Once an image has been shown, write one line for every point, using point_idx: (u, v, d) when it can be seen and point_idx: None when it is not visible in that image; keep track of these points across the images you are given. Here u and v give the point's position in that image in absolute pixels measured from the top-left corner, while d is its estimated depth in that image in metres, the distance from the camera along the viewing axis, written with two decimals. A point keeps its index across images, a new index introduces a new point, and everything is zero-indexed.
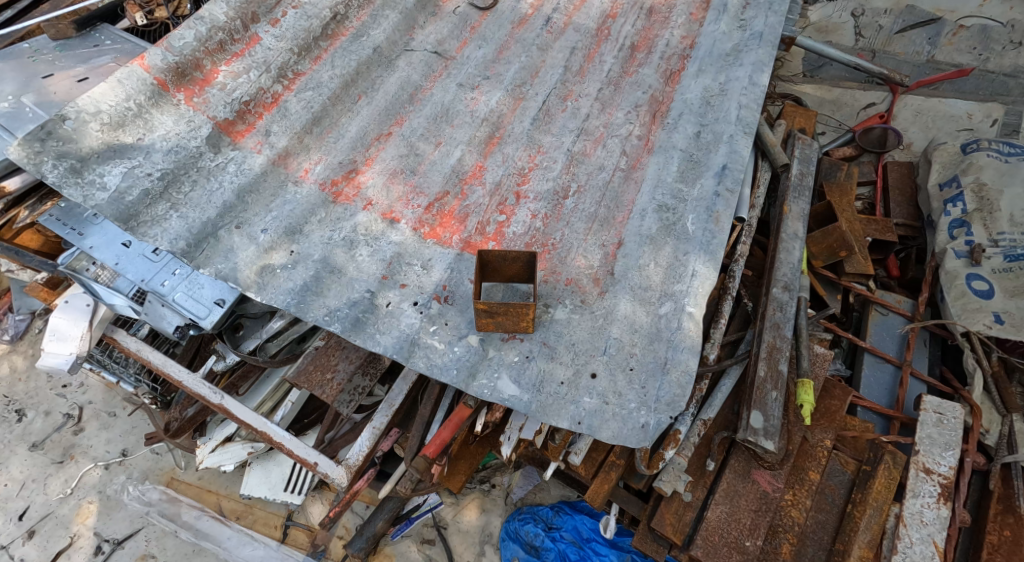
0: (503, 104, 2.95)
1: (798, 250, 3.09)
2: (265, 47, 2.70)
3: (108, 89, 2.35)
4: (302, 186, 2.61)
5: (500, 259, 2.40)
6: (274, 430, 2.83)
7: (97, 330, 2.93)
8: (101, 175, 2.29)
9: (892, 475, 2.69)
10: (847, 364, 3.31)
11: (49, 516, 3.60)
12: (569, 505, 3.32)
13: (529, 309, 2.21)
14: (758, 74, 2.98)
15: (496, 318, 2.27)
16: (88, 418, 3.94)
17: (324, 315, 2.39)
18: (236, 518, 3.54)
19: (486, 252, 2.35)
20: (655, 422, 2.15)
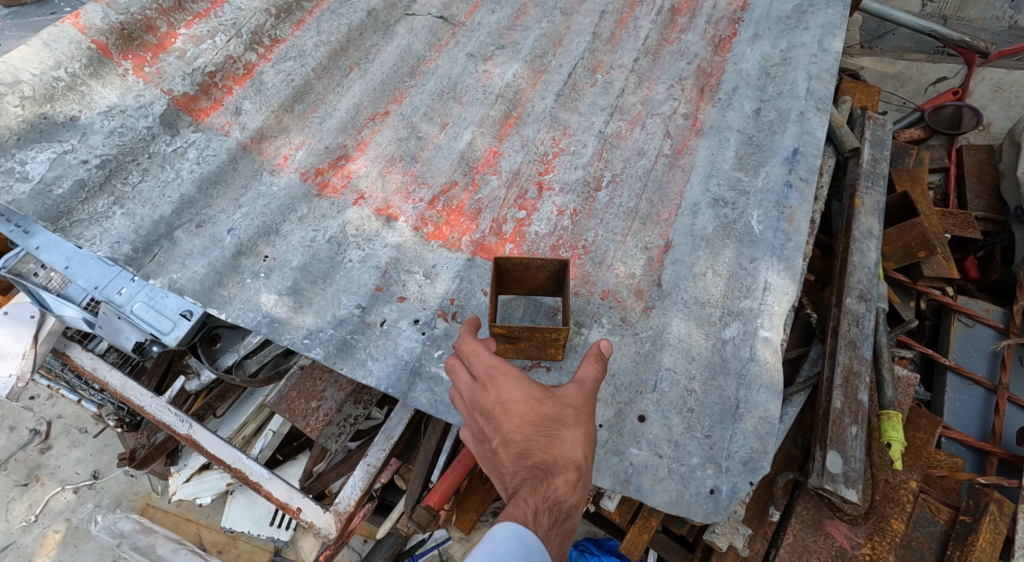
0: (521, 77, 2.45)
1: (874, 251, 2.54)
2: (235, 6, 2.19)
3: (30, 54, 1.85)
4: (280, 176, 2.13)
5: (521, 267, 1.92)
6: (249, 467, 2.31)
7: (45, 346, 2.43)
8: (22, 163, 1.80)
9: (998, 529, 2.23)
10: (925, 384, 2.86)
11: (11, 547, 3.06)
12: (595, 544, 2.78)
13: (559, 334, 1.76)
14: (829, 38, 2.35)
15: (517, 343, 1.81)
16: (57, 434, 3.39)
17: (302, 337, 1.93)
18: (217, 552, 3.05)
19: (504, 259, 1.88)
20: (728, 488, 1.72)
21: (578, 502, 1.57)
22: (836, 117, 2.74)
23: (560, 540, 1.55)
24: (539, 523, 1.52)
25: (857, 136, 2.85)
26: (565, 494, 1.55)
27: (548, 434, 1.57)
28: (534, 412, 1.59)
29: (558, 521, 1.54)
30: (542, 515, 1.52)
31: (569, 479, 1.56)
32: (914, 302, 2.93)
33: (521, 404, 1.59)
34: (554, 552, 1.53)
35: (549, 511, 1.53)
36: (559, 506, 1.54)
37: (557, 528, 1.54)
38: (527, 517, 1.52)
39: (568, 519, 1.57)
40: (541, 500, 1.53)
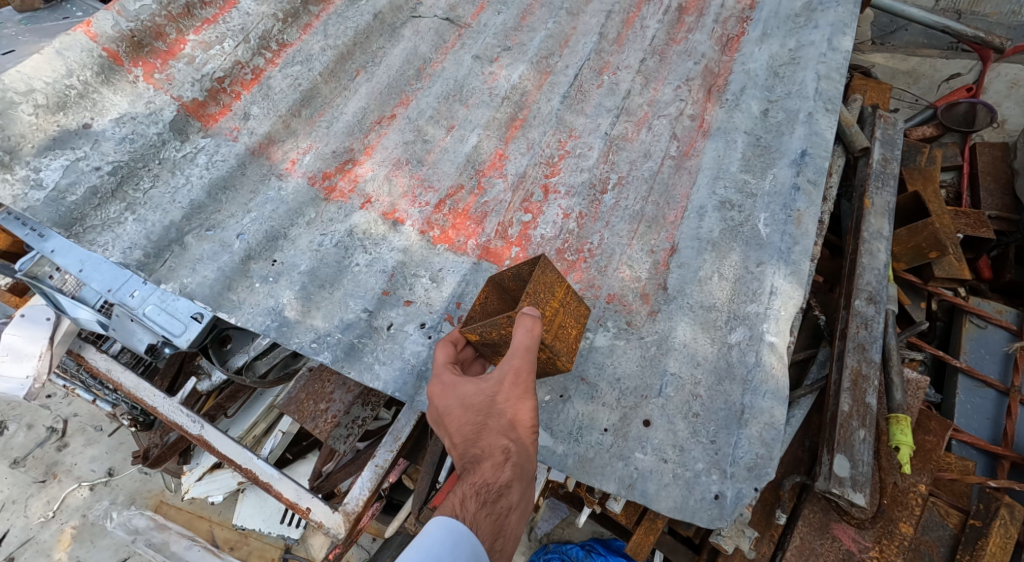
0: (527, 79, 2.44)
1: (883, 252, 2.51)
2: (243, 11, 2.20)
3: (42, 63, 1.87)
4: (288, 181, 2.15)
5: (514, 275, 1.91)
6: (259, 467, 2.31)
7: (60, 348, 2.44)
8: (36, 170, 1.82)
9: (1010, 534, 2.20)
10: (936, 386, 2.84)
11: (30, 542, 3.13)
12: (602, 544, 2.88)
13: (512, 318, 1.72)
14: (839, 36, 2.32)
15: (503, 347, 1.85)
16: (73, 432, 3.44)
17: (310, 341, 1.94)
18: (229, 548, 3.11)
19: (504, 279, 1.94)
20: (733, 494, 1.72)
21: (512, 484, 1.67)
22: (845, 116, 2.67)
23: (494, 522, 1.65)
24: (468, 507, 1.65)
25: (867, 136, 2.81)
26: (492, 476, 1.67)
27: (477, 425, 1.72)
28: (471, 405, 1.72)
29: (489, 505, 1.66)
30: (472, 500, 1.66)
31: (496, 463, 1.68)
32: (925, 303, 2.90)
33: (462, 400, 1.72)
34: (490, 533, 1.64)
35: (479, 495, 1.66)
36: (490, 491, 1.67)
37: (488, 510, 1.66)
38: (456, 506, 1.66)
39: (503, 499, 1.68)
40: (472, 486, 1.67)
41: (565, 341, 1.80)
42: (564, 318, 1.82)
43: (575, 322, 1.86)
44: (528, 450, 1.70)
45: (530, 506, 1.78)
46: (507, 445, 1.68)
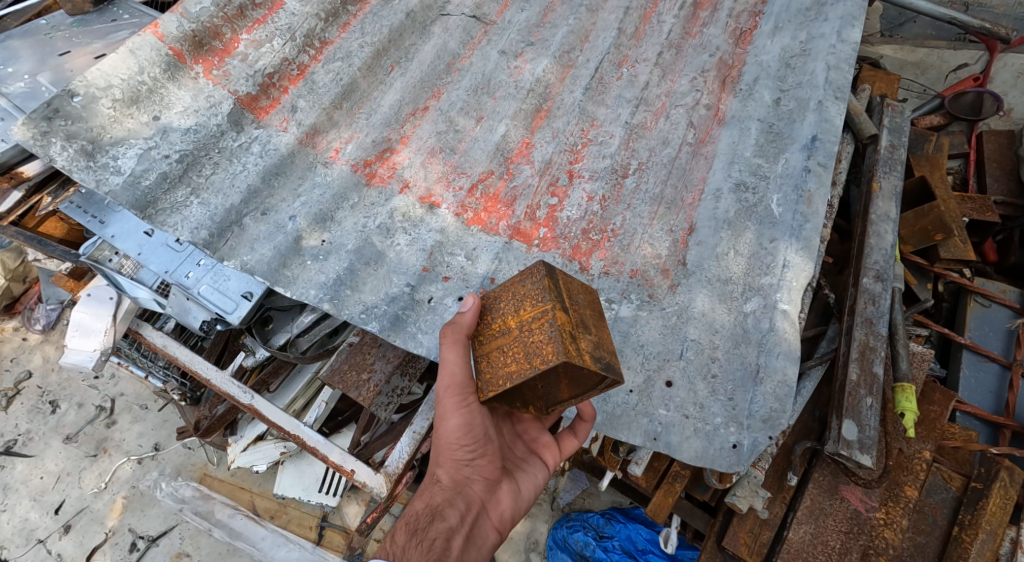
0: (550, 73, 2.60)
1: (890, 234, 2.65)
2: (290, 12, 2.38)
3: (119, 62, 2.09)
4: (333, 168, 2.33)
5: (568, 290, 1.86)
6: (307, 433, 2.55)
7: (123, 325, 2.68)
8: (115, 158, 2.04)
9: (1008, 496, 2.36)
10: (941, 362, 2.99)
11: (84, 511, 3.32)
12: (622, 513, 3.07)
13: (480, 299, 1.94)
14: (848, 28, 2.45)
15: None
16: (120, 410, 3.62)
17: (360, 311, 2.14)
18: (270, 517, 3.30)
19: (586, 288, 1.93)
20: (748, 443, 1.91)
21: (444, 507, 1.93)
22: (855, 105, 2.80)
23: (428, 551, 1.81)
24: (400, 539, 1.85)
25: (875, 124, 2.92)
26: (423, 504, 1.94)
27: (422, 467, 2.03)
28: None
29: (421, 533, 1.86)
30: (405, 534, 1.87)
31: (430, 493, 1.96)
32: (931, 284, 3.03)
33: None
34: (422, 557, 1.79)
35: (411, 526, 1.88)
36: (423, 519, 1.91)
37: (418, 539, 1.84)
38: (391, 544, 1.84)
39: (438, 527, 1.89)
40: (407, 518, 1.92)
41: (496, 366, 1.80)
42: (507, 352, 1.79)
43: (519, 363, 1.75)
44: (459, 476, 2.00)
45: (477, 537, 1.95)
46: (440, 475, 1.99)
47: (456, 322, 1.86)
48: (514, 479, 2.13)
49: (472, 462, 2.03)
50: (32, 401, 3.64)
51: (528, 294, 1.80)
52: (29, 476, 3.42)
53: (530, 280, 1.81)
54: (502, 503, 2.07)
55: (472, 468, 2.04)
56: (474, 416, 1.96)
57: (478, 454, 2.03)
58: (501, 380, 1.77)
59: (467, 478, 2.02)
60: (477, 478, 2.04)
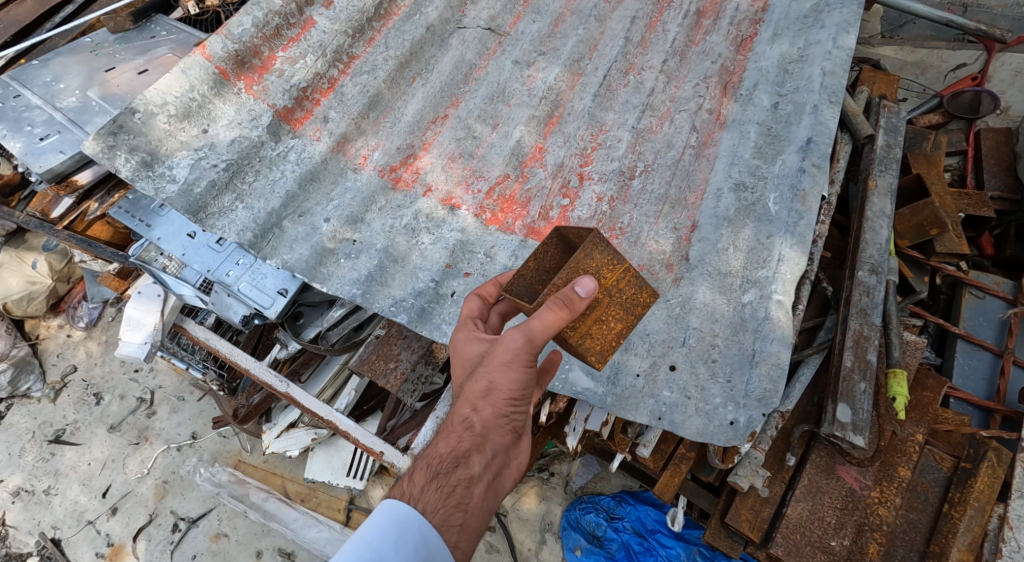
0: (561, 81, 2.77)
1: (885, 229, 2.78)
2: (321, 30, 2.58)
3: (172, 80, 2.31)
4: (361, 173, 2.53)
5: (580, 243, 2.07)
6: (338, 418, 2.76)
7: (170, 319, 2.92)
8: (170, 168, 2.29)
9: (995, 474, 2.55)
10: (937, 352, 3.18)
11: (129, 494, 3.56)
12: (631, 495, 3.23)
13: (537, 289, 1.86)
14: (843, 35, 2.58)
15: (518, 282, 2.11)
16: (159, 401, 3.85)
17: (389, 305, 2.36)
18: (301, 500, 3.52)
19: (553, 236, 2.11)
20: (744, 419, 2.10)
21: (469, 453, 1.92)
22: (851, 106, 2.96)
23: (446, 498, 1.87)
24: (420, 479, 1.91)
25: (872, 124, 3.04)
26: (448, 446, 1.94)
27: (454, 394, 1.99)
28: (458, 370, 2.00)
29: (443, 476, 1.90)
30: (426, 474, 1.91)
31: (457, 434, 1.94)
32: (928, 277, 3.17)
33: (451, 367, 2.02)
34: (436, 501, 1.87)
35: (434, 469, 1.92)
36: (446, 463, 1.92)
37: (439, 483, 1.89)
38: (412, 483, 1.91)
39: (461, 473, 1.91)
40: (429, 458, 1.94)
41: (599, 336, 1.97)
42: (610, 317, 1.97)
43: (622, 320, 2.00)
44: (492, 422, 1.95)
45: (497, 483, 1.98)
46: (472, 419, 1.94)
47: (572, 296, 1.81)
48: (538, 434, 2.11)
49: (511, 413, 1.97)
50: (78, 393, 3.89)
51: (604, 262, 1.93)
52: (78, 462, 3.67)
53: (597, 249, 1.92)
54: (523, 453, 2.07)
55: (509, 417, 1.97)
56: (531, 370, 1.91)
57: (519, 408, 1.98)
58: (611, 342, 2.00)
59: (500, 426, 1.97)
60: (509, 429, 1.99)
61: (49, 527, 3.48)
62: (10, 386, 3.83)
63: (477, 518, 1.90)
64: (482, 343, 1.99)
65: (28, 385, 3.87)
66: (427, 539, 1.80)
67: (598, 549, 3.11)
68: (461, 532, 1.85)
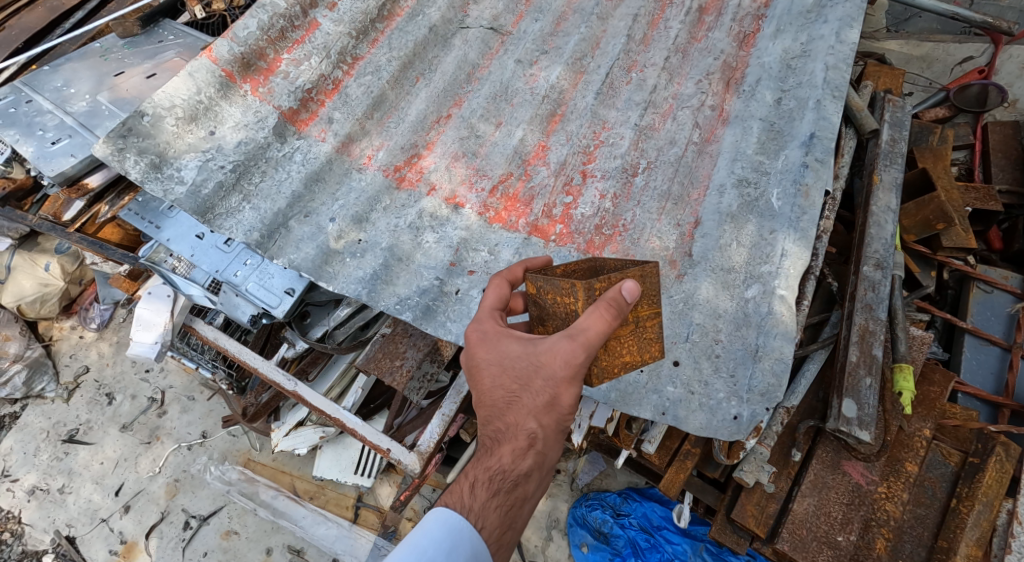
0: (564, 79, 2.78)
1: (890, 224, 2.77)
2: (325, 32, 2.61)
3: (180, 83, 2.36)
4: (366, 173, 2.56)
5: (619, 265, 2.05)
6: (345, 416, 2.79)
7: (179, 319, 2.97)
8: (179, 170, 2.32)
9: (1003, 468, 2.56)
10: (944, 347, 3.17)
11: (142, 492, 3.61)
12: (637, 492, 3.23)
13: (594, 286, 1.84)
14: (846, 30, 2.58)
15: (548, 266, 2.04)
16: (169, 401, 3.90)
17: (394, 303, 2.38)
18: (309, 498, 3.56)
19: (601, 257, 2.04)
20: (747, 414, 2.13)
21: (531, 473, 1.97)
22: (855, 101, 2.87)
23: (502, 517, 1.93)
24: (481, 495, 1.94)
25: (876, 118, 3.02)
26: (508, 460, 1.96)
27: (507, 401, 1.98)
28: (506, 375, 1.98)
29: (503, 495, 1.94)
30: (487, 490, 1.94)
31: (518, 451, 1.96)
32: (935, 271, 3.17)
33: (491, 368, 1.99)
34: (495, 518, 1.92)
35: (497, 486, 1.95)
36: (509, 480, 1.95)
37: (499, 501, 1.94)
38: (473, 495, 1.94)
39: (520, 490, 1.97)
40: (491, 473, 1.96)
41: (609, 358, 1.98)
42: (625, 348, 1.98)
43: (631, 354, 2.00)
44: (551, 440, 1.99)
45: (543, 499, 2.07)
46: (533, 435, 1.97)
47: (620, 307, 1.82)
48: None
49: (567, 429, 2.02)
50: (90, 393, 3.94)
51: (650, 294, 1.94)
52: (91, 461, 3.72)
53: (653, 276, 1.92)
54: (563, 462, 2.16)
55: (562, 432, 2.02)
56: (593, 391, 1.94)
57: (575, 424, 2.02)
58: (615, 367, 2.00)
59: (556, 443, 2.01)
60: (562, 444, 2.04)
61: (64, 525, 3.54)
62: (25, 387, 3.88)
63: (522, 531, 2.00)
64: (522, 345, 1.97)
65: (41, 385, 3.93)
66: (477, 556, 1.87)
67: (604, 545, 3.13)
68: (506, 548, 1.96)
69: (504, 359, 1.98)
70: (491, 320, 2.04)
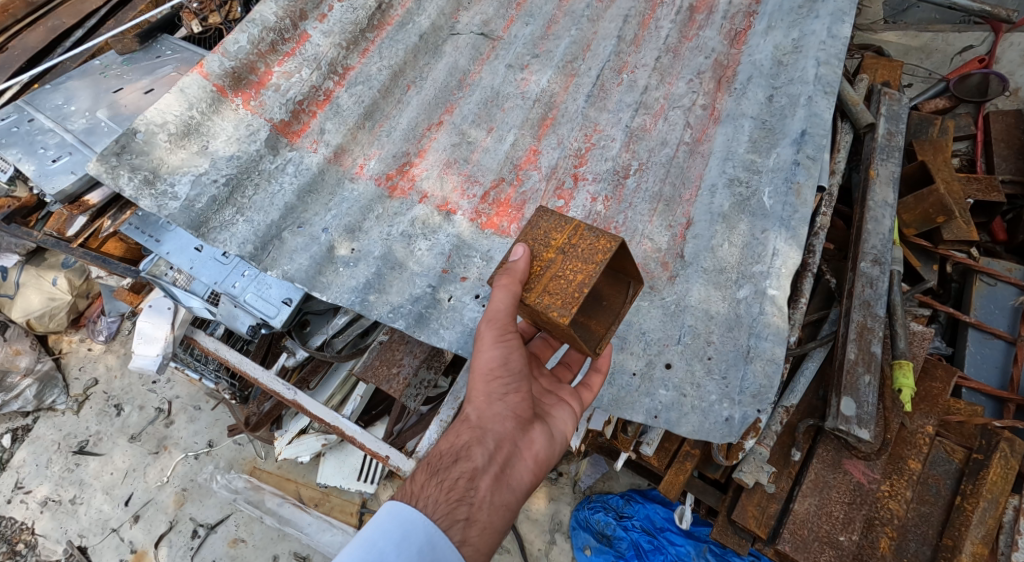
0: (554, 83, 2.78)
1: (888, 219, 2.74)
2: (315, 44, 2.64)
3: (172, 101, 2.39)
4: (358, 183, 2.58)
5: None
6: (345, 424, 2.82)
7: (180, 332, 3.02)
8: (172, 186, 2.35)
9: (1008, 465, 2.53)
10: (947, 341, 3.15)
11: (151, 502, 3.65)
12: (640, 494, 3.23)
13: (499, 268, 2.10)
14: (837, 25, 2.55)
15: None
16: (176, 410, 3.95)
17: (387, 312, 2.40)
18: (315, 505, 3.58)
19: None
20: (740, 416, 2.13)
21: (471, 447, 2.03)
22: (851, 95, 2.85)
23: (447, 492, 1.95)
24: (422, 479, 2.00)
25: (872, 113, 2.98)
26: (446, 443, 2.06)
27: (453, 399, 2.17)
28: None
29: (443, 472, 1.99)
30: (426, 474, 2.01)
31: (456, 431, 2.07)
32: (937, 265, 3.14)
33: None
34: (436, 496, 1.95)
35: (435, 466, 2.02)
36: (447, 459, 2.02)
37: (440, 479, 1.98)
38: (413, 483, 2.01)
39: (462, 465, 2.00)
40: (433, 459, 2.05)
41: (556, 295, 1.98)
42: (569, 273, 2.01)
43: (582, 271, 1.99)
44: (488, 414, 2.08)
45: (507, 476, 2.04)
46: (468, 413, 2.09)
47: (510, 268, 2.02)
48: (551, 422, 2.19)
49: (504, 397, 2.11)
50: (99, 405, 4.00)
51: (549, 229, 2.11)
52: (101, 472, 3.77)
53: (543, 220, 2.14)
54: (535, 444, 2.13)
55: (503, 405, 2.10)
56: (511, 351, 2.09)
57: (510, 390, 2.12)
58: (577, 294, 1.96)
59: (496, 415, 2.08)
60: (506, 415, 2.10)
61: (76, 536, 3.59)
62: (36, 400, 3.95)
63: (481, 509, 1.96)
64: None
65: (52, 398, 3.99)
66: (433, 540, 1.86)
67: (607, 548, 3.12)
68: (467, 526, 1.92)
69: None
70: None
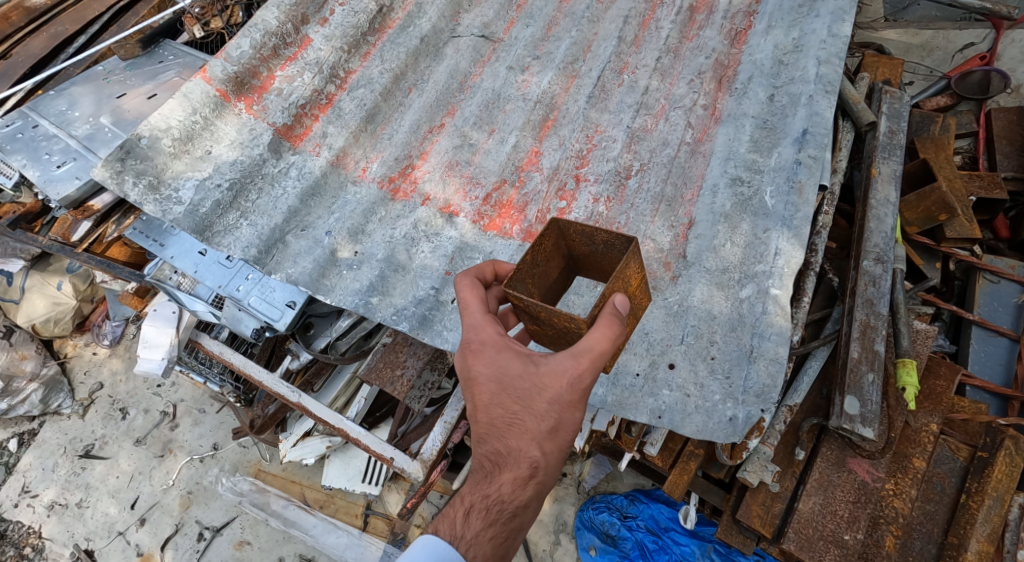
0: (555, 84, 2.79)
1: (890, 217, 2.73)
2: (316, 48, 2.65)
3: (175, 105, 2.40)
4: (361, 186, 2.59)
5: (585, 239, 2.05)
6: (350, 426, 2.82)
7: (185, 335, 3.02)
8: (176, 190, 2.36)
9: (1013, 461, 2.52)
10: (951, 339, 3.15)
11: (156, 505, 3.67)
12: (644, 494, 3.23)
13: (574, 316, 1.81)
14: (838, 23, 2.55)
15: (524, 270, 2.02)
16: (181, 414, 3.96)
17: (391, 314, 2.40)
18: (320, 507, 3.60)
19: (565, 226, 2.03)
20: (744, 415, 2.12)
21: (530, 501, 1.88)
22: (851, 94, 2.86)
23: (498, 549, 1.84)
24: (475, 524, 1.85)
25: (874, 111, 2.98)
26: (507, 489, 1.87)
27: (506, 424, 1.89)
28: (505, 395, 1.88)
29: (500, 525, 1.85)
30: (480, 520, 1.85)
31: (518, 476, 1.87)
32: (940, 263, 3.13)
33: (490, 385, 1.90)
34: (487, 548, 1.83)
35: (491, 515, 1.85)
36: (506, 511, 1.86)
37: (494, 531, 1.84)
38: (465, 527, 1.84)
39: (516, 519, 1.88)
40: (489, 502, 1.86)
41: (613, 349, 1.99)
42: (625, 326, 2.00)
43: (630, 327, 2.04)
44: (553, 465, 1.91)
45: None
46: (535, 458, 1.87)
47: (618, 326, 1.80)
48: None
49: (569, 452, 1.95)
50: (104, 409, 4.02)
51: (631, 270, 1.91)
52: (108, 475, 3.79)
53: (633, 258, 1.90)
54: None
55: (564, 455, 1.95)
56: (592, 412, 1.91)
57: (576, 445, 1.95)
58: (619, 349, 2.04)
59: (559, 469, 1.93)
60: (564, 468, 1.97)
61: (82, 539, 3.61)
62: (42, 404, 3.96)
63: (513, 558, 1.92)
64: (521, 361, 1.89)
65: (58, 402, 4.01)
66: None
67: (612, 548, 3.13)
68: None
69: (505, 378, 1.88)
70: (492, 329, 1.92)
